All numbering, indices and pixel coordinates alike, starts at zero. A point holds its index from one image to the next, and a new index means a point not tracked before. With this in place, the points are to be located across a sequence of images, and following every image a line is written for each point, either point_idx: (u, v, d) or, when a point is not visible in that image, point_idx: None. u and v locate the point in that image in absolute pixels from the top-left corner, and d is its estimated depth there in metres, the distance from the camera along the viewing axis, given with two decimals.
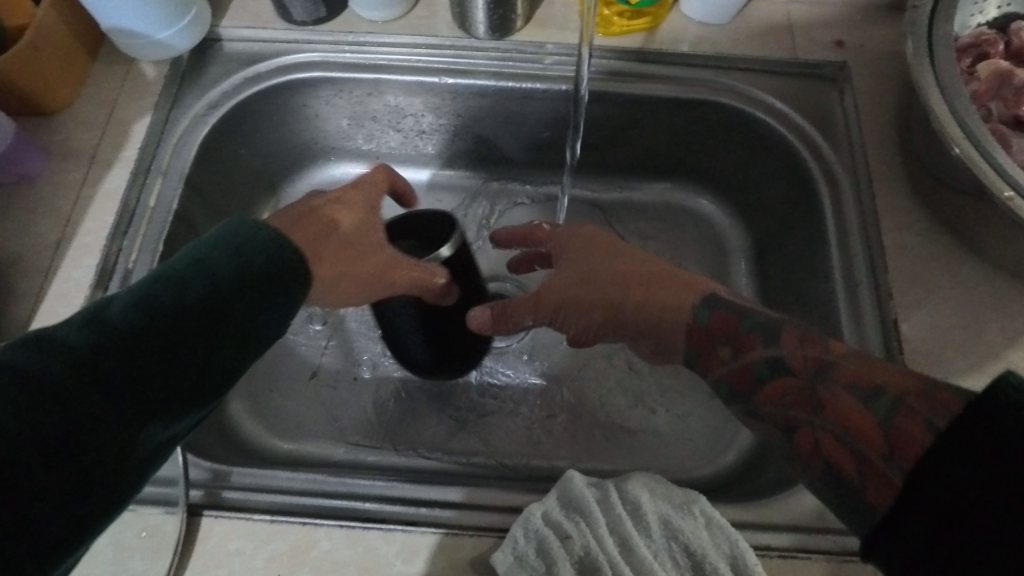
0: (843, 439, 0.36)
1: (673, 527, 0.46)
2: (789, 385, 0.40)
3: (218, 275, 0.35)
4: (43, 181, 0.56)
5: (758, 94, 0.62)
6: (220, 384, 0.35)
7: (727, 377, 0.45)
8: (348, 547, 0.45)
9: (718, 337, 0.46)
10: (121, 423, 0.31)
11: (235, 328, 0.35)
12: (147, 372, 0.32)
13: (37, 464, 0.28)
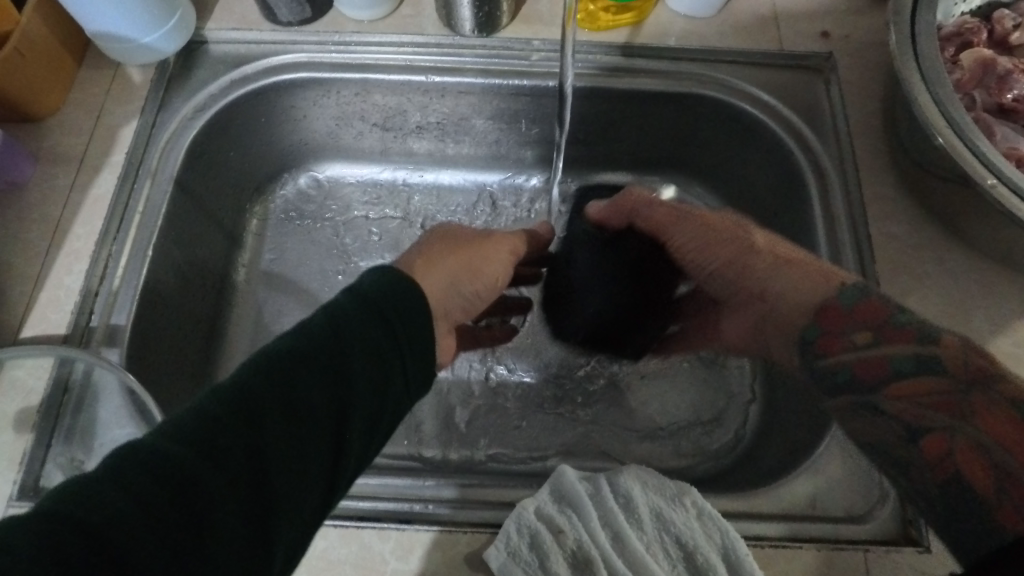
0: (989, 450, 0.39)
1: (665, 519, 0.46)
2: (928, 387, 0.42)
3: (352, 336, 0.37)
4: (31, 188, 0.56)
5: (745, 86, 0.62)
6: (349, 458, 0.35)
7: (853, 364, 0.46)
8: (343, 545, 0.45)
9: (863, 325, 0.46)
10: (260, 494, 0.31)
11: (367, 395, 0.36)
12: (290, 441, 0.33)
13: (179, 535, 0.28)
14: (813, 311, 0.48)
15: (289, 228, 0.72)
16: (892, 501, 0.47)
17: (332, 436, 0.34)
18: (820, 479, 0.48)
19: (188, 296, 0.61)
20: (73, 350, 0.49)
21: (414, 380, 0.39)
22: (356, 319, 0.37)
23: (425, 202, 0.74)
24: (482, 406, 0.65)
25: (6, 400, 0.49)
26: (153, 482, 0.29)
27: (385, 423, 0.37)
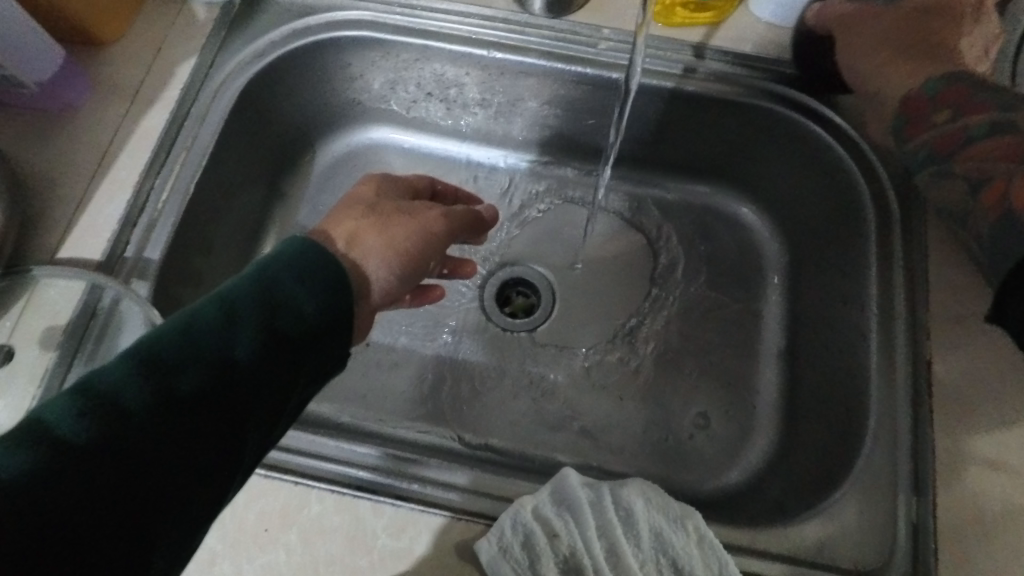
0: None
1: (663, 540, 0.45)
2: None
3: (268, 310, 0.35)
4: (86, 112, 0.56)
5: (818, 105, 0.59)
6: (255, 439, 0.34)
7: (934, 140, 0.49)
8: (337, 512, 0.45)
9: (944, 107, 0.49)
10: (157, 482, 0.30)
11: (281, 374, 0.35)
12: (196, 423, 0.31)
13: (68, 526, 0.27)
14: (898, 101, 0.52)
15: (328, 188, 0.72)
16: (905, 562, 0.44)
17: (237, 428, 0.33)
18: (831, 526, 0.46)
19: (222, 240, 0.62)
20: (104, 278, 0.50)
21: (332, 357, 0.38)
22: (263, 300, 0.35)
23: (468, 179, 0.73)
24: (495, 393, 0.64)
25: (35, 316, 0.50)
26: (43, 467, 0.27)
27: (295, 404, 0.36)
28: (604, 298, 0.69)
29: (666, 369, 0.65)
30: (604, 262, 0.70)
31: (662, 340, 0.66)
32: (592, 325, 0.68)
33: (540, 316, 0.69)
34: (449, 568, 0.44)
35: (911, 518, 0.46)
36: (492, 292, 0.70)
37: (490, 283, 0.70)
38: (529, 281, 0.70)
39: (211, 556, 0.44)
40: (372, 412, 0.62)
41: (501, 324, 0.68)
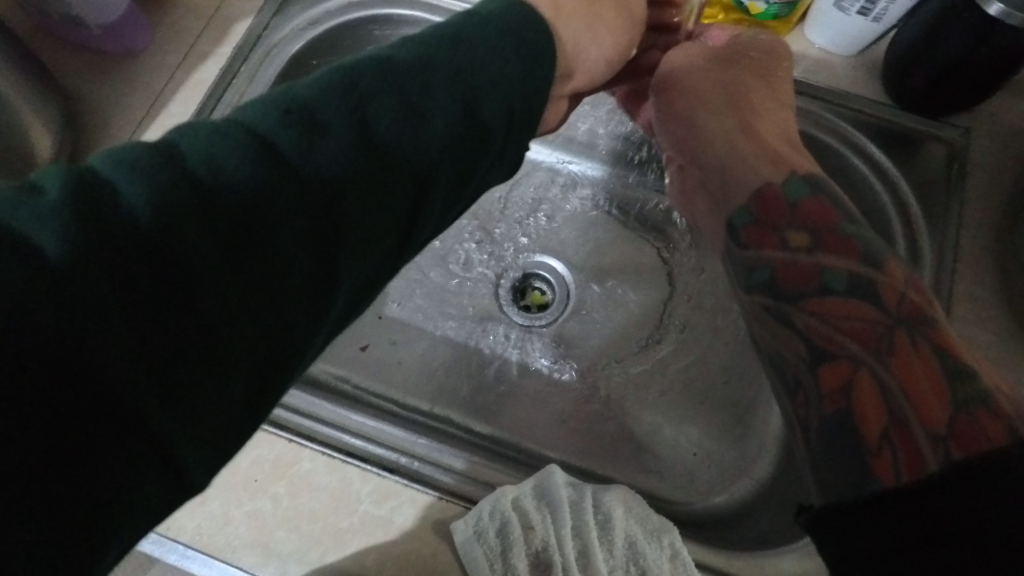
0: (887, 392, 0.39)
1: (636, 549, 0.45)
2: (860, 309, 0.43)
3: (376, 88, 0.33)
4: (144, 59, 0.59)
5: (863, 140, 0.58)
6: (356, 262, 0.31)
7: (781, 268, 0.49)
8: (326, 473, 0.47)
9: (802, 224, 0.50)
10: (254, 289, 0.27)
11: (400, 165, 0.32)
12: (308, 215, 0.29)
13: (119, 344, 0.24)
14: (749, 195, 0.54)
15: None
16: None
17: (344, 226, 0.30)
18: (807, 563, 0.46)
19: None
20: None
21: (449, 174, 0.35)
22: (352, 87, 0.32)
23: None
24: (498, 381, 0.65)
25: None
26: (135, 239, 0.25)
27: (417, 211, 0.34)
28: (618, 304, 0.69)
29: (670, 382, 0.65)
30: (624, 270, 0.70)
31: (670, 353, 0.66)
32: (603, 329, 0.68)
33: (553, 312, 0.69)
34: (426, 543, 0.45)
35: None
36: (509, 283, 0.70)
37: (509, 273, 0.71)
38: (547, 277, 0.71)
39: (203, 494, 0.46)
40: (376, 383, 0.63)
41: (513, 316, 0.69)
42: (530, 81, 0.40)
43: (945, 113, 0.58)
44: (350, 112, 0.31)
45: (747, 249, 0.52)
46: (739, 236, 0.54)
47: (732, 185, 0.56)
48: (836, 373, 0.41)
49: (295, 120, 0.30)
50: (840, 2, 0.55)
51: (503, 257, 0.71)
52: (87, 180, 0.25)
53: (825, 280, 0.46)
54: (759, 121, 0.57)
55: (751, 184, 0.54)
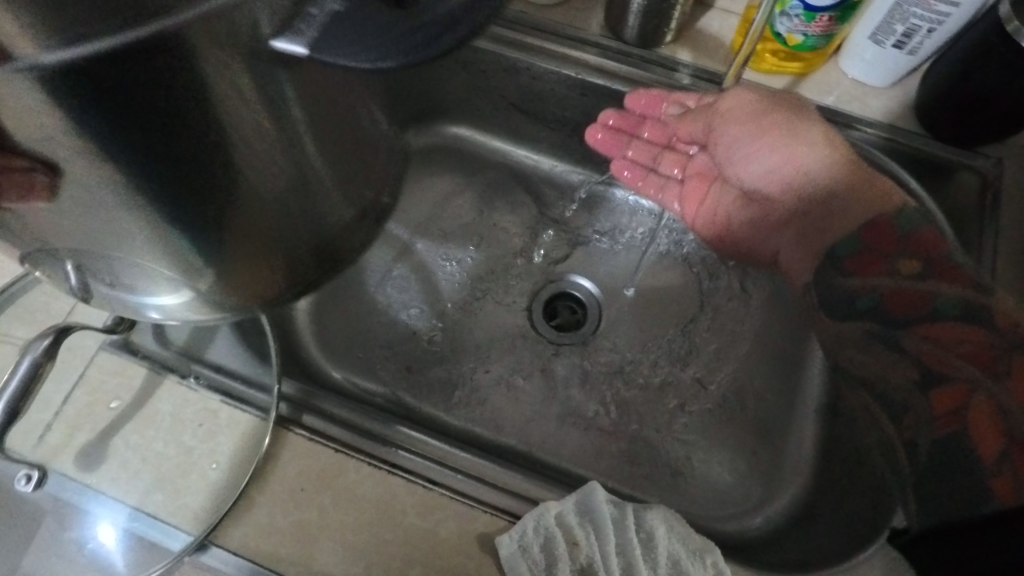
0: (1001, 416, 0.50)
1: (680, 569, 0.45)
2: (977, 338, 0.53)
3: None
4: None
5: (899, 170, 0.59)
6: None
7: (887, 289, 0.59)
8: (371, 484, 0.47)
9: (915, 256, 0.57)
10: None
11: None
12: None
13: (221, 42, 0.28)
14: (862, 226, 0.60)
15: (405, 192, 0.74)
16: None
17: None
18: None
19: None
20: None
21: None
22: None
23: (533, 191, 0.75)
24: (532, 397, 0.66)
25: None
26: None
27: None
28: (650, 324, 0.70)
29: (701, 406, 0.65)
30: (654, 293, 0.71)
31: (702, 374, 0.67)
32: (636, 348, 0.68)
33: (584, 332, 0.70)
34: (469, 557, 0.45)
35: None
36: (540, 305, 0.71)
37: (541, 292, 0.72)
38: (578, 299, 0.72)
39: (250, 501, 0.46)
40: (411, 397, 0.64)
41: (545, 334, 0.69)
42: None
43: (979, 144, 0.58)
44: None
45: (844, 272, 0.62)
46: (842, 267, 0.62)
47: (832, 220, 0.62)
48: (953, 397, 0.53)
49: None
50: (875, 36, 0.57)
51: (536, 275, 0.72)
52: None
53: (938, 307, 0.55)
54: (852, 166, 0.57)
55: (857, 219, 0.60)
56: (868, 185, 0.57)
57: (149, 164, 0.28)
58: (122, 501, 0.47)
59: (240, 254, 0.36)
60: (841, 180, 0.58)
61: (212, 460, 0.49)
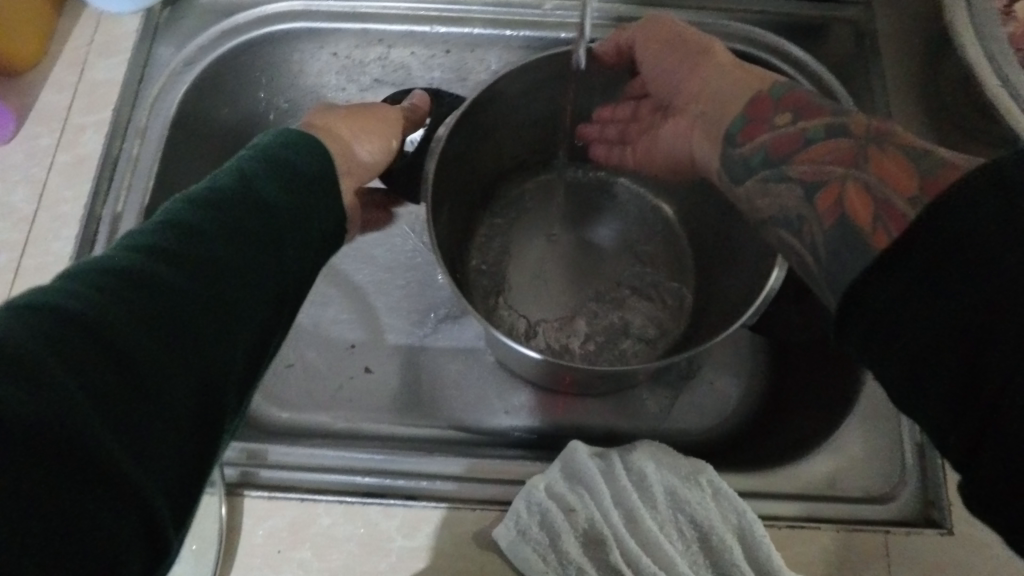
0: (876, 194, 0.36)
1: (679, 498, 0.45)
2: (837, 147, 0.39)
3: (144, 293, 0.29)
4: (17, 149, 0.54)
5: (772, 38, 0.58)
6: (265, 300, 0.33)
7: (771, 142, 0.43)
8: (347, 522, 0.44)
9: (785, 110, 0.43)
10: (235, 334, 0.31)
11: (198, 336, 0.29)
12: (226, 277, 0.31)
13: (273, 245, 0.34)
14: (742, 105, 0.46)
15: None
16: (915, 481, 0.46)
17: (222, 313, 0.31)
18: (839, 458, 0.48)
19: None
20: None
21: (212, 318, 0.30)
22: (131, 283, 0.29)
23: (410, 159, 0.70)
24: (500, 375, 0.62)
25: None
26: (201, 302, 0.30)
27: (149, 370, 0.28)
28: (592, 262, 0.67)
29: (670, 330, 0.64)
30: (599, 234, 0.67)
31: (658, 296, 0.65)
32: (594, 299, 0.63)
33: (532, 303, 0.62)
34: (472, 559, 0.43)
35: (914, 438, 0.48)
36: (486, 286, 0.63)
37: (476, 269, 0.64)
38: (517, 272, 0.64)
39: None
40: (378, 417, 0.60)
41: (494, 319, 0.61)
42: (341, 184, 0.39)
43: None
44: (153, 304, 0.29)
45: (734, 150, 0.45)
46: (733, 142, 0.45)
47: (718, 107, 0.47)
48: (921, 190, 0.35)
49: (153, 268, 0.30)
50: None
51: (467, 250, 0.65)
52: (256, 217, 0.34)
53: (806, 136, 0.41)
54: (730, 66, 0.48)
55: (736, 101, 0.46)
56: (745, 78, 0.47)
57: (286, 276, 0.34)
58: None
59: (288, 243, 0.34)
60: (733, 80, 0.47)
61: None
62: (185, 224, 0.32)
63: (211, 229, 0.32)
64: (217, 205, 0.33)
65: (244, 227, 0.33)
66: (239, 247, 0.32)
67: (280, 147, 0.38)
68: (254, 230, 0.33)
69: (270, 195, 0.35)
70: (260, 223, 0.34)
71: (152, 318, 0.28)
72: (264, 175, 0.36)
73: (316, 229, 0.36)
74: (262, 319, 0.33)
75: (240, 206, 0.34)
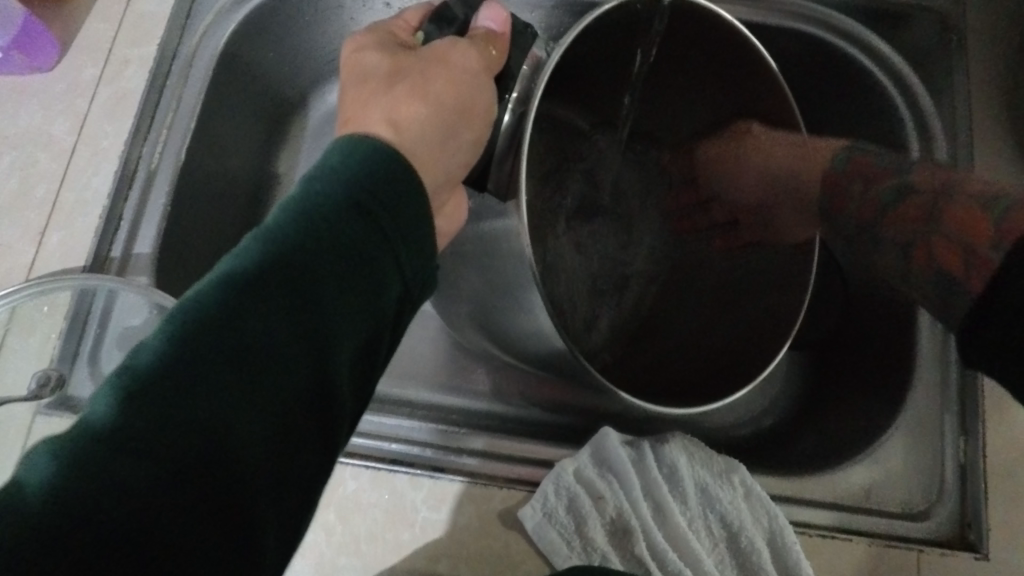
0: (956, 246, 0.42)
1: (710, 496, 0.44)
2: (917, 205, 0.46)
3: (118, 485, 0.22)
4: (59, 78, 0.53)
5: (853, 25, 0.54)
6: (286, 458, 0.25)
7: (857, 208, 0.50)
8: (373, 489, 0.44)
9: (856, 178, 0.51)
10: (248, 510, 0.24)
11: (190, 531, 0.23)
12: (232, 439, 0.24)
13: (298, 377, 0.26)
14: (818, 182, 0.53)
15: (308, 142, 0.64)
16: (952, 501, 0.45)
17: (224, 493, 0.24)
18: (877, 471, 0.46)
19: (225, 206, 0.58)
20: (93, 277, 0.46)
21: (213, 506, 0.23)
22: (98, 467, 0.22)
23: None
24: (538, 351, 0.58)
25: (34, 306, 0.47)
26: (196, 481, 0.23)
27: None
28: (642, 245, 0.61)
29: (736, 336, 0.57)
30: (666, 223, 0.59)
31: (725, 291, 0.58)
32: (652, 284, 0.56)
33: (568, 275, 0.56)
34: (496, 538, 0.43)
35: (958, 458, 0.46)
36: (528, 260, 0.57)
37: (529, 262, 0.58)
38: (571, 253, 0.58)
39: None
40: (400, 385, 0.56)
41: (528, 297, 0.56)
42: (404, 257, 0.29)
43: None
44: (126, 494, 0.22)
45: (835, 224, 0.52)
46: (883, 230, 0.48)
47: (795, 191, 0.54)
48: (972, 222, 0.42)
49: (136, 431, 0.23)
50: None
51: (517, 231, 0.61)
52: (279, 334, 0.26)
53: (883, 200, 0.48)
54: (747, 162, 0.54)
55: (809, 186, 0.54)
56: (807, 160, 0.53)
57: (315, 416, 0.26)
58: None
59: (318, 365, 0.26)
60: (801, 159, 0.53)
61: None
62: (135, 430, 0.23)
63: (211, 367, 0.24)
64: (241, 327, 0.25)
65: (260, 354, 0.25)
66: (232, 441, 0.24)
67: (321, 206, 0.28)
68: (274, 358, 0.25)
69: (298, 301, 0.26)
70: (279, 346, 0.26)
71: (145, 542, 0.22)
72: (286, 263, 0.27)
73: (355, 328, 0.28)
74: (283, 483, 0.25)
75: (253, 323, 0.25)
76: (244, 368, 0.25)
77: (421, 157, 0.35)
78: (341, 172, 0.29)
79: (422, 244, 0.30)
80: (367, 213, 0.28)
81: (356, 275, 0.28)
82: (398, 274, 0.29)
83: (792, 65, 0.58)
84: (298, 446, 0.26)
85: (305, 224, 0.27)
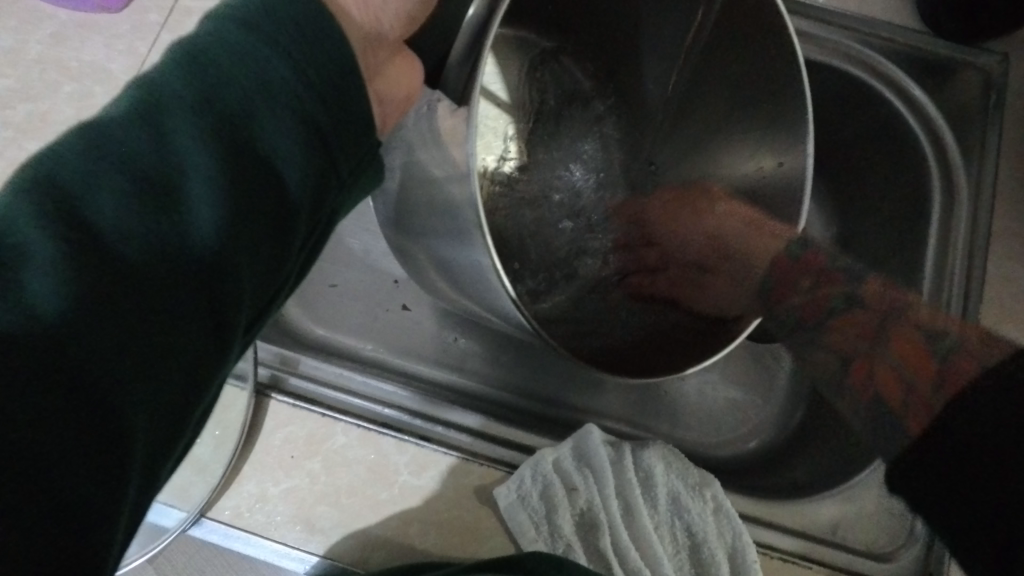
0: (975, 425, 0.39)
1: (680, 505, 0.46)
2: (904, 342, 0.48)
3: None
4: (125, 19, 0.55)
5: (896, 72, 0.55)
6: (165, 317, 0.23)
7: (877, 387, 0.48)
8: (361, 447, 0.46)
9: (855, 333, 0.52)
10: (110, 373, 0.21)
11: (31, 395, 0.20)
12: (94, 291, 0.22)
13: (181, 226, 0.23)
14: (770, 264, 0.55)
15: None
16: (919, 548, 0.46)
17: (80, 351, 0.21)
18: (848, 508, 0.48)
19: None
20: None
21: (66, 364, 0.21)
22: None
23: None
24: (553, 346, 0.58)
25: None
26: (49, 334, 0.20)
27: None
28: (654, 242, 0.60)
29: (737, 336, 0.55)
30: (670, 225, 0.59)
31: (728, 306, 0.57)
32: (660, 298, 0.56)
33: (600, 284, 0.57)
34: (469, 510, 0.45)
35: None
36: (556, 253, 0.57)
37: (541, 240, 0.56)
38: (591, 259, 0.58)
39: (239, 475, 0.45)
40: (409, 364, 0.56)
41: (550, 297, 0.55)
42: (314, 109, 0.27)
43: (984, 39, 0.54)
44: None
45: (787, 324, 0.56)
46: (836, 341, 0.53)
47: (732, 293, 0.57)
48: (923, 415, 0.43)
49: None
50: None
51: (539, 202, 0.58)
52: (163, 179, 0.24)
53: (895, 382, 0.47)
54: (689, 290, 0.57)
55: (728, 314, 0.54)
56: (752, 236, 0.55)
57: (206, 270, 0.24)
58: (163, 506, 0.46)
59: (210, 214, 0.24)
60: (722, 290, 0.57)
61: (226, 471, 0.44)
62: None
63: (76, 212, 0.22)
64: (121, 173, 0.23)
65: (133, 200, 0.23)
66: (94, 297, 0.21)
67: (211, 51, 0.26)
68: (152, 204, 0.23)
69: (183, 147, 0.24)
70: (157, 193, 0.23)
71: None
72: (169, 107, 0.25)
73: (258, 181, 0.25)
74: (164, 349, 0.23)
75: (128, 169, 0.23)
76: (126, 238, 0.22)
77: (355, 15, 0.32)
78: (225, 18, 0.26)
79: (340, 100, 0.28)
80: (296, 104, 0.26)
81: (259, 123, 0.26)
82: (312, 129, 0.27)
83: (831, 101, 0.59)
84: (181, 309, 0.23)
85: (209, 93, 0.25)
